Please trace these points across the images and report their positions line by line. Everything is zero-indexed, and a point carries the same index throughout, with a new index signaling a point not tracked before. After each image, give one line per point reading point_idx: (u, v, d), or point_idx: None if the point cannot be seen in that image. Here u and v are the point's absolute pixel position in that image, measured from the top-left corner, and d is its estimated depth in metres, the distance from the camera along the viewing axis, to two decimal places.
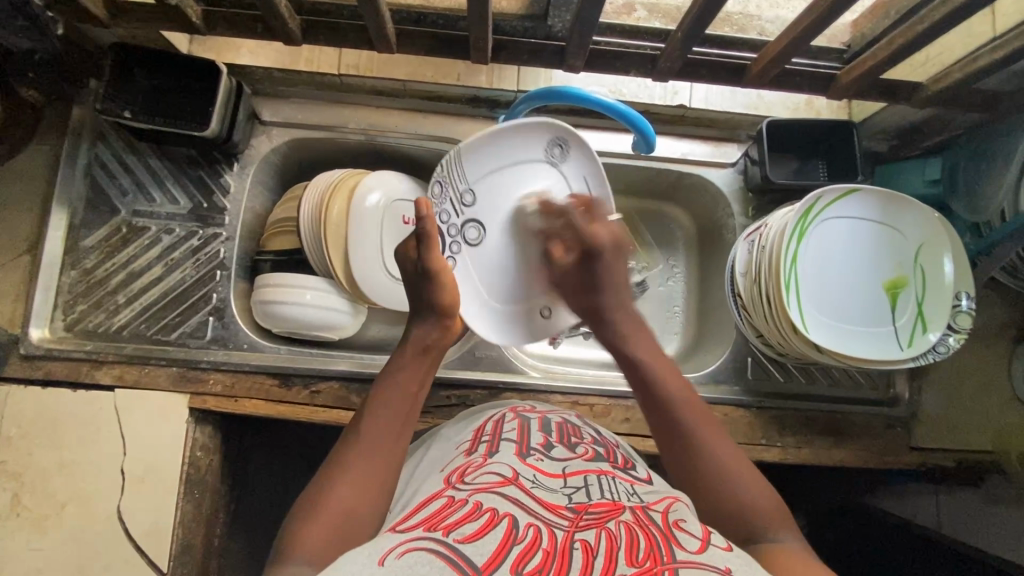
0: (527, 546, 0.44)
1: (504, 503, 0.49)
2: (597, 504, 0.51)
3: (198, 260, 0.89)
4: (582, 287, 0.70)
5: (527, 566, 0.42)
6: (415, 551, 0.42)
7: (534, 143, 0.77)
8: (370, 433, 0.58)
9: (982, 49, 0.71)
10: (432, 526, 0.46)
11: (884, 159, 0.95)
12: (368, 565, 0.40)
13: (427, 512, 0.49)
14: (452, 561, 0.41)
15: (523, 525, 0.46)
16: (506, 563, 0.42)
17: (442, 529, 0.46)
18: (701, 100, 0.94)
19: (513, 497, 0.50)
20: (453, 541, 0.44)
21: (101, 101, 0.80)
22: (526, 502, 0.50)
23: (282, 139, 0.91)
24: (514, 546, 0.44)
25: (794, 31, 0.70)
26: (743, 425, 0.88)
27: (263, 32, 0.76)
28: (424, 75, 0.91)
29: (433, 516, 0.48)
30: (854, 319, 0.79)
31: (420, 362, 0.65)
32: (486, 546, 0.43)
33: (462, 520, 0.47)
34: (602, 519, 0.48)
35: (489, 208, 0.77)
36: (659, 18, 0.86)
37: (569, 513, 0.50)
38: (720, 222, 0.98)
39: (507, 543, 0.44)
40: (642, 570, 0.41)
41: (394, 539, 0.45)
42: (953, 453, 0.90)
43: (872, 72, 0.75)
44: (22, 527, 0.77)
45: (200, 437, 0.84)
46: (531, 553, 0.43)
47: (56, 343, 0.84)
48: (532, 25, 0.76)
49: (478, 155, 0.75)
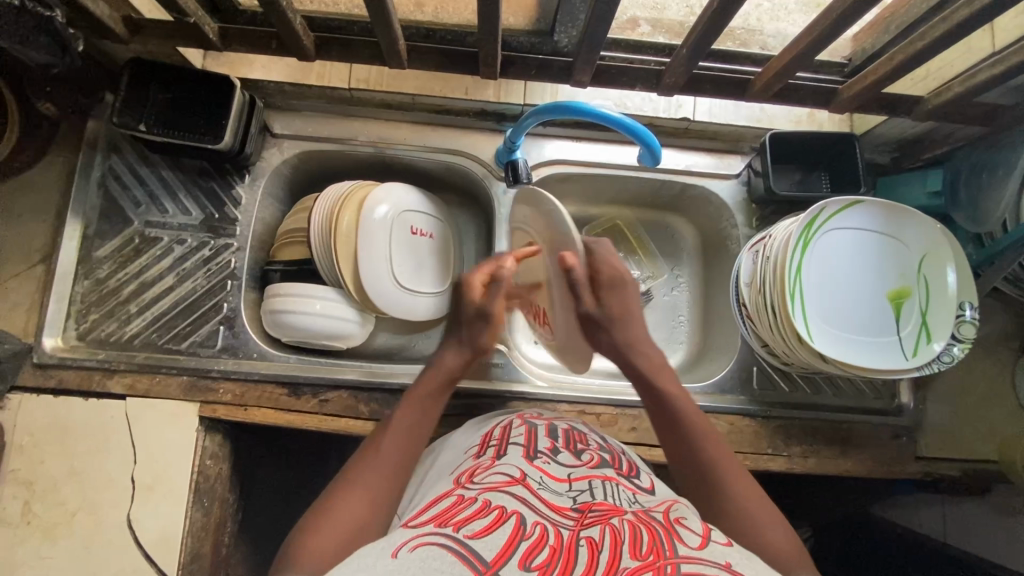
0: (534, 542, 0.45)
1: (511, 501, 0.50)
2: (600, 504, 0.52)
3: (209, 270, 0.90)
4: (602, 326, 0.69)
5: (535, 561, 0.42)
6: (427, 545, 0.43)
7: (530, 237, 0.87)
8: (381, 454, 0.60)
9: (981, 64, 0.72)
10: (443, 521, 0.47)
11: (886, 170, 0.97)
12: (381, 557, 0.41)
13: (437, 510, 0.50)
14: (462, 555, 0.42)
15: (531, 522, 0.47)
16: (515, 556, 0.43)
17: (452, 524, 0.46)
18: (704, 113, 0.96)
19: (521, 497, 0.51)
20: (464, 536, 0.44)
21: (117, 114, 0.81)
22: (531, 501, 0.51)
23: (293, 151, 0.93)
24: (522, 541, 0.45)
25: (796, 47, 0.71)
26: (749, 434, 0.88)
27: (277, 48, 0.78)
28: (432, 89, 0.94)
29: (444, 512, 0.49)
30: (859, 327, 0.80)
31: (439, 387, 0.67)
32: (495, 541, 0.44)
33: (472, 516, 0.47)
34: (606, 516, 0.49)
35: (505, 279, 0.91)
36: (663, 33, 0.88)
37: (574, 513, 0.50)
38: (724, 233, 0.99)
39: (515, 538, 0.45)
40: (646, 563, 0.42)
41: (406, 533, 0.45)
42: (958, 462, 0.90)
43: (873, 87, 0.76)
44: (32, 536, 0.77)
45: (210, 445, 0.85)
46: (538, 549, 0.44)
47: (68, 352, 0.85)
48: (538, 40, 0.78)
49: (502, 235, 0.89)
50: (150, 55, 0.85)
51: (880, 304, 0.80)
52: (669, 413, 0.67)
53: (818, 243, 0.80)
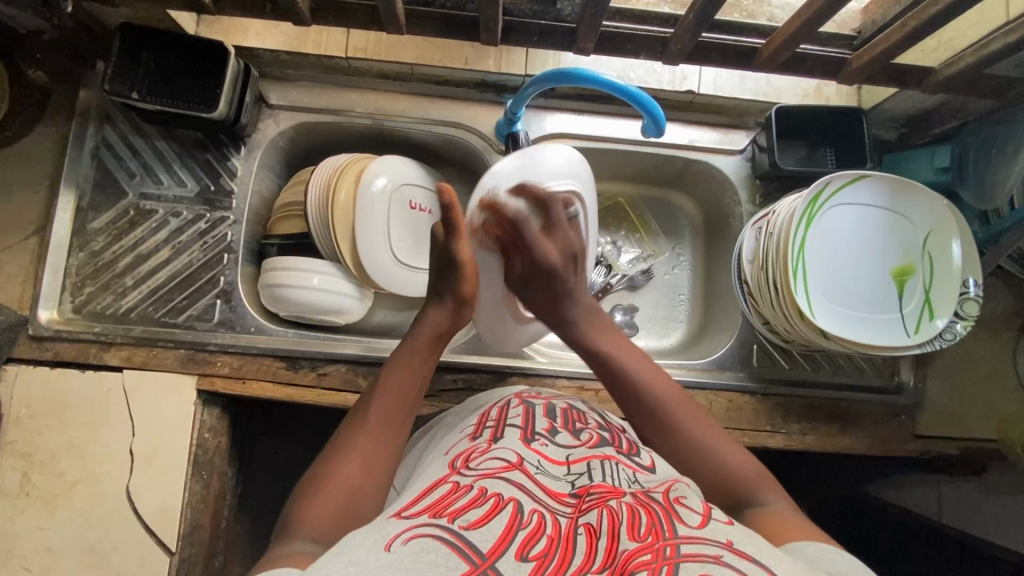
0: (530, 532, 0.45)
1: (508, 488, 0.50)
2: (598, 486, 0.51)
3: (205, 243, 0.89)
4: (546, 297, 0.71)
5: (532, 551, 0.43)
6: (420, 536, 0.43)
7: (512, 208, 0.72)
8: (372, 416, 0.59)
9: (994, 34, 0.70)
10: (438, 512, 0.47)
11: (892, 147, 0.94)
12: (374, 550, 0.41)
13: (432, 498, 0.50)
14: (456, 547, 0.42)
15: (528, 510, 0.47)
16: (512, 548, 0.43)
17: (447, 514, 0.46)
18: (710, 85, 0.93)
19: (518, 483, 0.51)
20: (458, 528, 0.44)
21: (108, 81, 0.79)
22: (529, 488, 0.51)
23: (288, 122, 0.91)
24: (519, 531, 0.45)
25: (806, 14, 0.69)
26: (748, 411, 0.88)
27: (271, 12, 0.76)
28: (431, 59, 0.91)
29: (439, 501, 0.49)
30: (845, 298, 0.79)
31: (427, 348, 0.66)
32: (491, 532, 0.44)
33: (467, 506, 0.47)
34: (603, 499, 0.49)
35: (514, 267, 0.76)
36: (668, 3, 0.86)
37: (572, 499, 0.50)
38: (726, 209, 0.98)
39: (511, 527, 0.45)
40: (644, 544, 0.42)
41: (399, 524, 0.45)
42: (956, 440, 0.90)
43: (885, 56, 0.74)
44: (32, 506, 0.78)
45: (208, 419, 0.85)
46: (535, 539, 0.44)
47: (64, 325, 0.84)
48: (540, 8, 0.76)
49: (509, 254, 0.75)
50: (142, 21, 0.82)
51: (861, 270, 0.80)
52: (628, 387, 0.65)
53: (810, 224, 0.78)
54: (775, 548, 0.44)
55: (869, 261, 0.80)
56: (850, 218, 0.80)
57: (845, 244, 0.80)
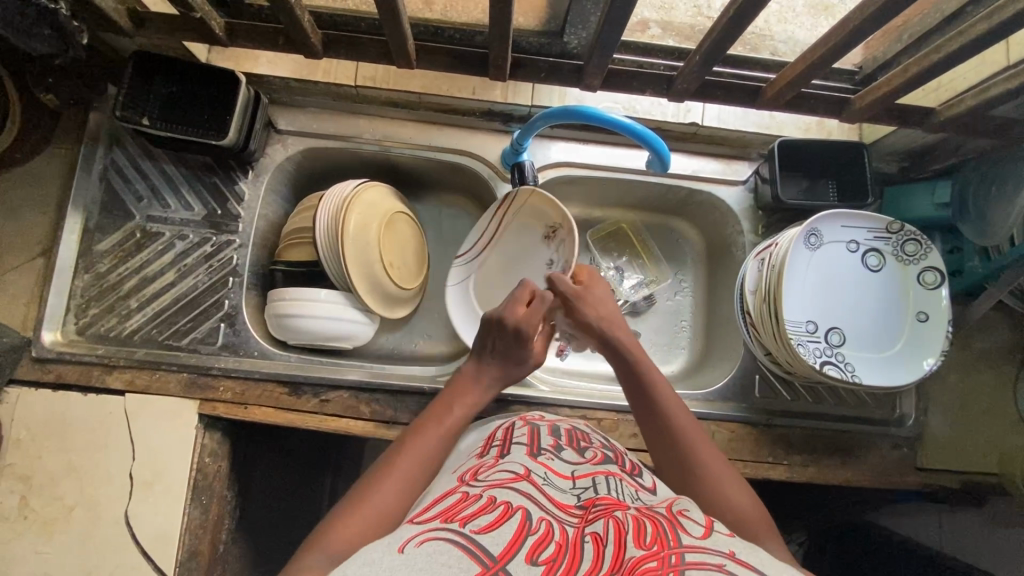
0: (540, 537, 0.45)
1: (518, 496, 0.49)
2: (604, 498, 0.51)
3: (211, 266, 0.89)
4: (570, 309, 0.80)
5: (541, 555, 0.43)
6: (433, 540, 0.43)
7: (844, 265, 0.82)
8: (409, 449, 0.61)
9: (994, 79, 0.72)
10: (449, 517, 0.47)
11: (893, 180, 0.96)
12: (387, 552, 0.41)
13: (443, 505, 0.50)
14: (468, 550, 0.42)
15: (536, 518, 0.47)
16: (521, 552, 0.43)
17: (458, 520, 0.46)
18: (713, 118, 0.94)
19: (526, 493, 0.50)
20: (470, 532, 0.44)
21: (120, 108, 0.80)
22: (537, 497, 0.50)
23: (296, 147, 0.92)
24: (528, 537, 0.44)
25: (810, 58, 0.71)
26: (750, 442, 0.88)
27: (284, 44, 0.77)
28: (440, 88, 0.92)
29: (450, 508, 0.48)
30: (851, 336, 0.81)
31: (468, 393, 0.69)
32: (501, 537, 0.44)
33: (477, 513, 0.47)
34: (609, 510, 0.49)
35: (837, 236, 0.81)
36: (673, 36, 0.83)
37: (578, 510, 0.50)
38: (728, 238, 0.99)
39: (521, 533, 0.45)
40: (650, 552, 0.42)
41: (412, 529, 0.45)
42: (957, 474, 0.90)
43: (886, 98, 0.75)
44: (29, 530, 0.77)
45: (209, 443, 0.85)
46: (544, 544, 0.44)
47: (67, 347, 0.84)
48: (547, 42, 0.78)
49: (839, 225, 0.81)
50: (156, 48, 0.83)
51: (877, 309, 0.81)
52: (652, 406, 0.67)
53: (829, 238, 0.81)
54: (778, 564, 0.45)
55: (878, 300, 0.82)
56: (866, 259, 0.82)
57: (861, 280, 0.82)
